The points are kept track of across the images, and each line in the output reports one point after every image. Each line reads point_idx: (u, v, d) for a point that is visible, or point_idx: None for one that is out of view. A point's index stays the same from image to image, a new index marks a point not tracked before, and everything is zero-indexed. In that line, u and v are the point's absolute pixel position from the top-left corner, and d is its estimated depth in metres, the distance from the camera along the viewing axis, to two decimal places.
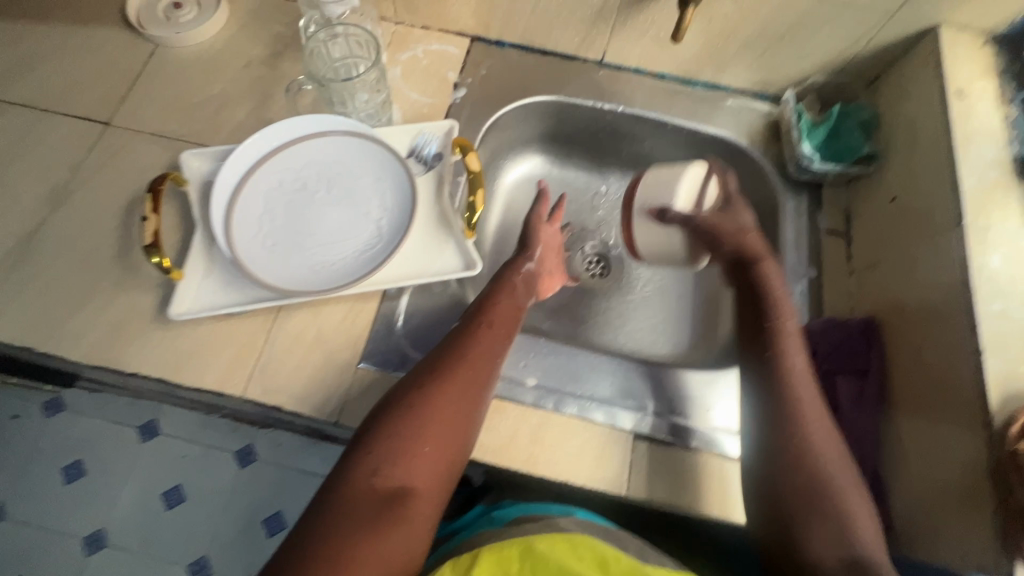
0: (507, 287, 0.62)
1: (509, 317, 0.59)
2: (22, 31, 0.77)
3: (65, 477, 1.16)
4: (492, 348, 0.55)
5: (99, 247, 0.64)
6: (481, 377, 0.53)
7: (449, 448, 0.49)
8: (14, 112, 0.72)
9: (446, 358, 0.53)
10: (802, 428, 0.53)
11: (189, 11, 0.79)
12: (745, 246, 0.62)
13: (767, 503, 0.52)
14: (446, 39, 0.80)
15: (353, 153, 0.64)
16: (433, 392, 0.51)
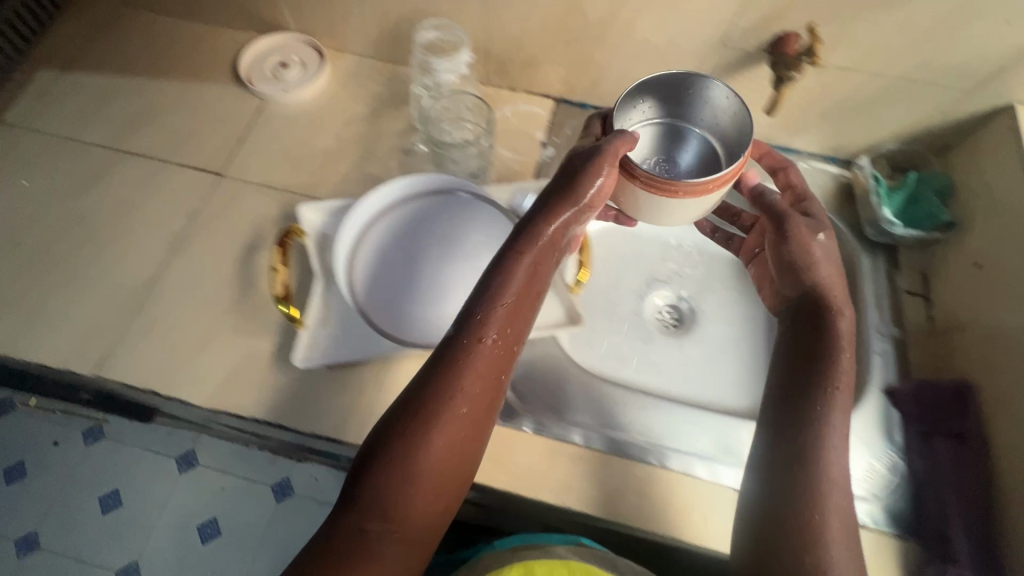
0: (520, 277, 0.51)
1: (517, 321, 0.51)
2: (140, 85, 0.83)
3: (103, 506, 1.16)
4: (488, 370, 0.48)
5: (218, 293, 0.68)
6: (480, 411, 0.48)
7: (431, 490, 0.45)
8: (133, 162, 0.76)
9: (440, 379, 0.47)
10: (822, 482, 0.48)
11: (295, 71, 0.84)
12: (807, 280, 0.58)
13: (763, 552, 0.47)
14: (532, 100, 0.85)
15: (458, 210, 0.67)
16: (425, 432, 0.46)
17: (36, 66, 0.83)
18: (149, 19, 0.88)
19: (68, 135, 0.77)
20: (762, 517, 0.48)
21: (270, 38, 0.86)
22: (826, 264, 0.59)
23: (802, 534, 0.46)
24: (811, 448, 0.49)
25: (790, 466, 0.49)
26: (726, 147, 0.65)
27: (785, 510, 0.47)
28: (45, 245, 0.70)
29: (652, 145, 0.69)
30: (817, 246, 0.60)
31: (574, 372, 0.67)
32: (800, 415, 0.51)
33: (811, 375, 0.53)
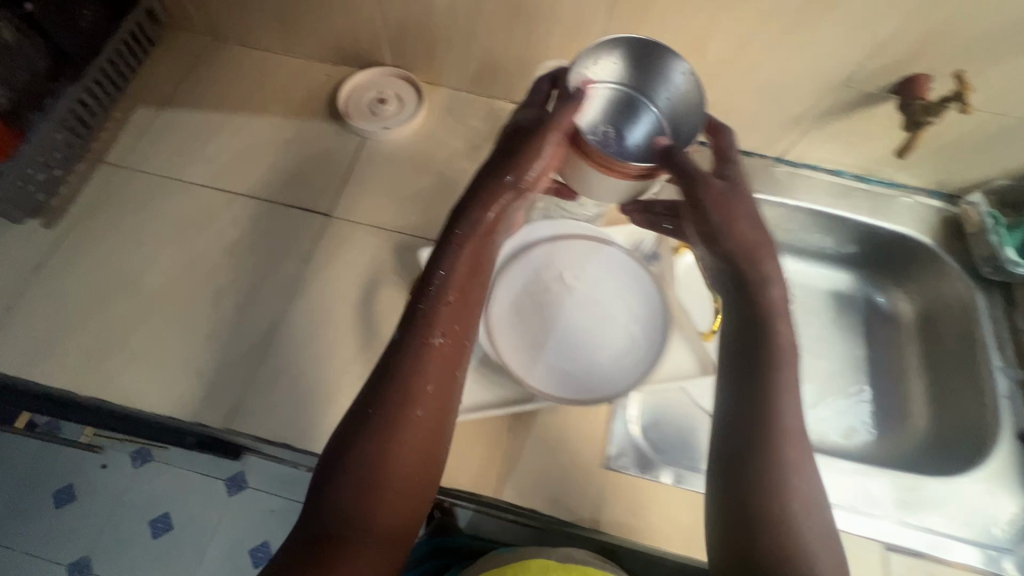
0: (464, 265, 0.48)
1: (466, 313, 0.48)
2: (239, 123, 0.82)
3: (152, 532, 1.21)
4: (438, 367, 0.45)
5: (342, 340, 0.67)
6: (435, 411, 0.44)
7: (387, 500, 0.41)
8: (240, 204, 0.76)
9: (391, 381, 0.44)
10: (774, 470, 0.41)
11: (393, 107, 0.83)
12: (735, 239, 0.48)
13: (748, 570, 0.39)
14: None
15: (588, 257, 0.66)
16: (382, 438, 0.42)
17: (134, 104, 0.82)
18: (241, 54, 0.87)
19: (174, 177, 0.77)
20: (726, 516, 0.41)
21: (366, 73, 0.85)
22: (753, 218, 0.49)
23: (776, 536, 0.39)
24: (772, 431, 0.42)
25: (745, 455, 0.42)
26: (675, 131, 0.56)
27: (753, 507, 0.40)
28: (163, 292, 0.69)
29: (604, 112, 0.59)
30: (743, 202, 0.50)
31: (700, 421, 0.67)
32: (744, 393, 0.44)
33: (750, 349, 0.45)
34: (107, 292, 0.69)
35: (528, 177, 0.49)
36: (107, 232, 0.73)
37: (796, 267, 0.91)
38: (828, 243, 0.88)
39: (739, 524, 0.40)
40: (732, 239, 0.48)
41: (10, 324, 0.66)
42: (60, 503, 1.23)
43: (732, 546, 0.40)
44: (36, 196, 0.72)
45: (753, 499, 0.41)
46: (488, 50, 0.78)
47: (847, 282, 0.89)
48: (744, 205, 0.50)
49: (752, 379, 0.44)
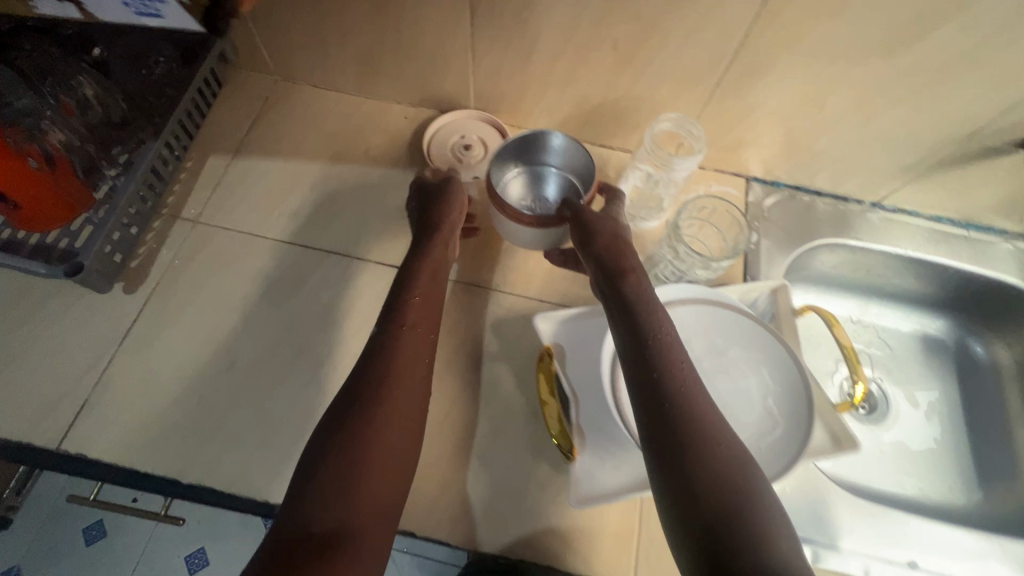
0: (426, 277, 0.61)
1: (429, 311, 0.59)
2: (320, 173, 0.78)
3: (190, 568, 1.16)
4: (415, 349, 0.55)
5: (454, 414, 0.64)
6: (410, 389, 0.52)
7: (383, 467, 0.47)
8: (330, 262, 0.71)
9: (377, 366, 0.52)
10: (695, 399, 0.48)
11: (478, 151, 0.79)
12: (620, 256, 0.60)
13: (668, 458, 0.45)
14: (723, 179, 0.82)
15: (714, 323, 0.63)
16: (365, 416, 0.48)
17: (207, 152, 0.78)
18: (314, 95, 0.83)
19: (257, 233, 0.73)
20: (657, 442, 0.46)
21: (456, 115, 0.81)
22: (624, 236, 0.63)
23: (705, 465, 0.44)
24: (677, 380, 0.49)
25: (660, 402, 0.48)
26: (578, 177, 0.76)
27: (676, 429, 0.46)
28: (259, 362, 0.65)
29: (524, 189, 0.78)
30: (618, 226, 0.64)
31: (829, 493, 0.64)
32: (640, 352, 0.51)
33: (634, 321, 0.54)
34: (199, 364, 0.64)
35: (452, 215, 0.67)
36: (194, 296, 0.68)
37: (886, 312, 0.88)
38: (923, 289, 0.86)
39: (671, 454, 0.45)
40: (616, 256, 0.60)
41: (101, 404, 0.62)
42: (90, 541, 1.18)
43: (673, 488, 0.44)
44: (116, 258, 0.67)
45: (677, 438, 0.46)
46: (587, 96, 0.74)
47: (941, 327, 0.88)
48: (614, 229, 0.63)
49: (647, 337, 0.52)
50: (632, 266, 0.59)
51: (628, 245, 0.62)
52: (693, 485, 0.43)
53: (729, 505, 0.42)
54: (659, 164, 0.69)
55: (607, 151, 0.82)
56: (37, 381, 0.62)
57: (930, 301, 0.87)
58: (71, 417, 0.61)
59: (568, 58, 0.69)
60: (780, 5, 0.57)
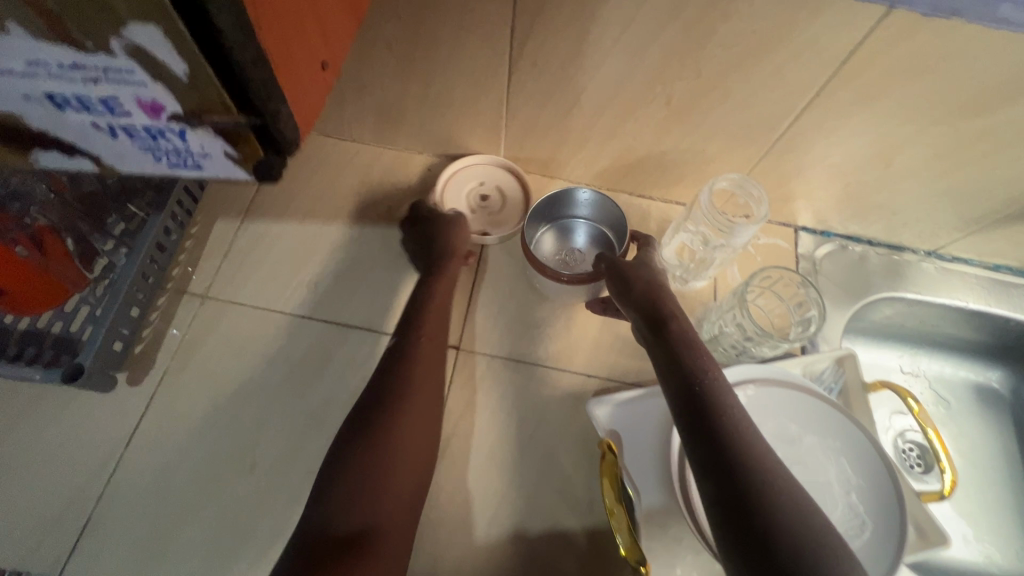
0: (441, 291, 0.59)
1: (444, 319, 0.58)
2: (339, 236, 0.71)
3: None
4: (433, 358, 0.53)
5: (503, 513, 0.58)
6: (433, 394, 0.52)
7: (405, 474, 0.46)
8: (356, 339, 0.65)
9: (399, 376, 0.51)
10: (742, 422, 0.43)
11: (496, 199, 0.74)
12: (653, 286, 0.55)
13: (716, 482, 0.40)
14: (772, 231, 0.77)
15: (788, 406, 0.58)
16: (392, 417, 0.47)
17: (214, 215, 0.71)
18: (328, 146, 0.76)
19: (274, 308, 0.66)
20: (703, 464, 0.41)
21: (482, 159, 0.74)
22: (659, 273, 0.58)
23: (759, 488, 0.39)
24: (727, 400, 0.44)
25: (710, 425, 0.42)
26: (609, 233, 0.71)
27: (724, 451, 0.41)
28: (281, 461, 0.58)
29: (555, 248, 0.73)
30: (653, 263, 0.59)
31: None
32: (689, 386, 0.45)
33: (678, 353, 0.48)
34: (214, 464, 0.58)
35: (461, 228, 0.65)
36: (206, 385, 0.61)
37: (942, 362, 0.83)
38: (981, 339, 0.81)
39: (720, 479, 0.40)
40: (650, 286, 0.55)
41: (105, 520, 0.55)
42: None
43: (742, 544, 0.37)
44: (115, 347, 0.59)
45: (742, 484, 0.39)
46: (631, 149, 0.69)
47: (997, 377, 0.83)
48: (650, 269, 0.58)
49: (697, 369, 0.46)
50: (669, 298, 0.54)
51: (664, 282, 0.57)
52: (754, 515, 0.38)
53: (784, 535, 0.37)
54: (720, 229, 0.64)
55: (647, 203, 0.77)
56: (34, 495, 0.56)
57: (987, 350, 0.83)
58: (72, 538, 0.54)
59: (614, 113, 0.63)
60: (857, 67, 0.51)
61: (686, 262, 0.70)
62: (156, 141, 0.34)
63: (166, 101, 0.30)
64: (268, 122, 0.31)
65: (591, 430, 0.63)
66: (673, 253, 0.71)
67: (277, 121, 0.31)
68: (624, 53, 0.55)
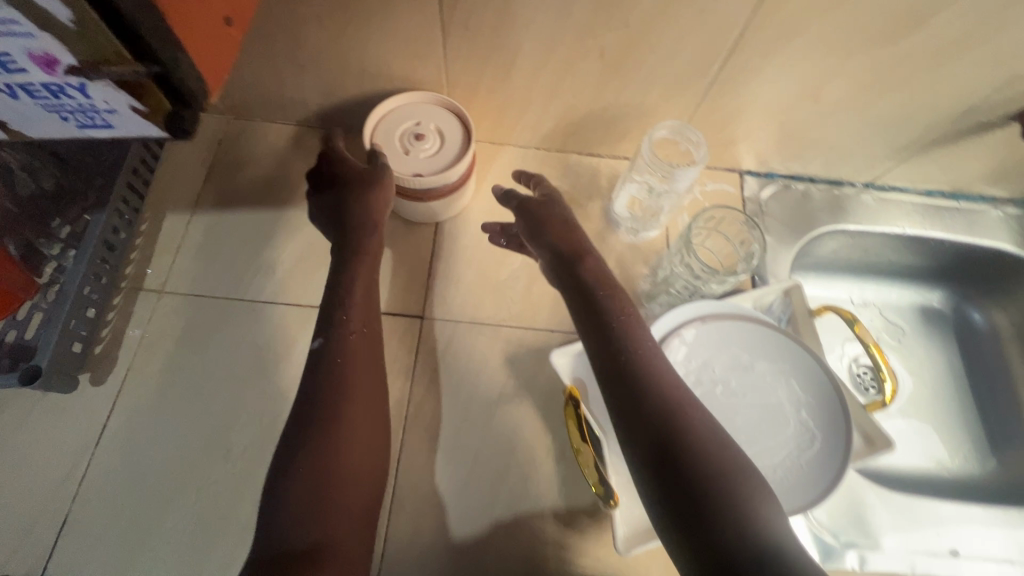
0: (365, 276, 0.56)
1: (372, 311, 0.55)
2: (292, 219, 0.71)
3: None
4: (366, 354, 0.52)
5: (478, 468, 0.60)
6: (372, 399, 0.50)
7: (354, 481, 0.46)
8: None
9: (332, 383, 0.49)
10: (657, 367, 0.44)
11: (433, 141, 0.66)
12: (571, 233, 0.52)
13: (640, 434, 0.40)
14: (718, 177, 0.79)
15: (740, 339, 0.61)
16: (334, 420, 0.47)
17: (163, 210, 0.70)
18: (275, 132, 0.76)
19: (236, 296, 0.66)
20: (627, 418, 0.41)
21: (428, 95, 0.68)
22: (562, 212, 0.55)
23: (678, 428, 0.40)
24: (638, 345, 0.44)
25: (630, 374, 0.43)
26: None
27: (643, 398, 0.41)
28: (255, 443, 0.59)
29: None
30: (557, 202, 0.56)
31: (866, 495, 0.63)
32: (604, 337, 0.45)
33: (599, 311, 0.46)
34: (188, 451, 0.58)
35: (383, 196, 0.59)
36: (175, 377, 0.61)
37: (887, 288, 0.88)
38: (922, 263, 0.86)
39: (645, 427, 0.40)
40: (568, 234, 0.52)
41: (86, 515, 0.55)
42: None
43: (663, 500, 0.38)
44: (74, 347, 0.59)
45: (663, 430, 0.40)
46: (573, 106, 0.70)
47: (938, 297, 0.88)
48: (560, 209, 0.55)
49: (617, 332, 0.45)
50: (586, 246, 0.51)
51: (575, 222, 0.54)
52: (678, 456, 0.39)
53: (706, 468, 0.38)
54: (663, 176, 0.65)
55: (596, 160, 0.78)
56: (9, 501, 0.56)
57: (929, 274, 0.87)
58: (51, 539, 0.54)
59: (551, 72, 0.64)
60: (773, 5, 0.54)
61: (636, 215, 0.73)
62: (59, 98, 0.35)
63: (60, 53, 0.30)
64: (168, 70, 0.32)
65: (558, 381, 0.65)
66: (625, 206, 0.74)
67: (177, 67, 0.32)
68: (552, 8, 0.56)
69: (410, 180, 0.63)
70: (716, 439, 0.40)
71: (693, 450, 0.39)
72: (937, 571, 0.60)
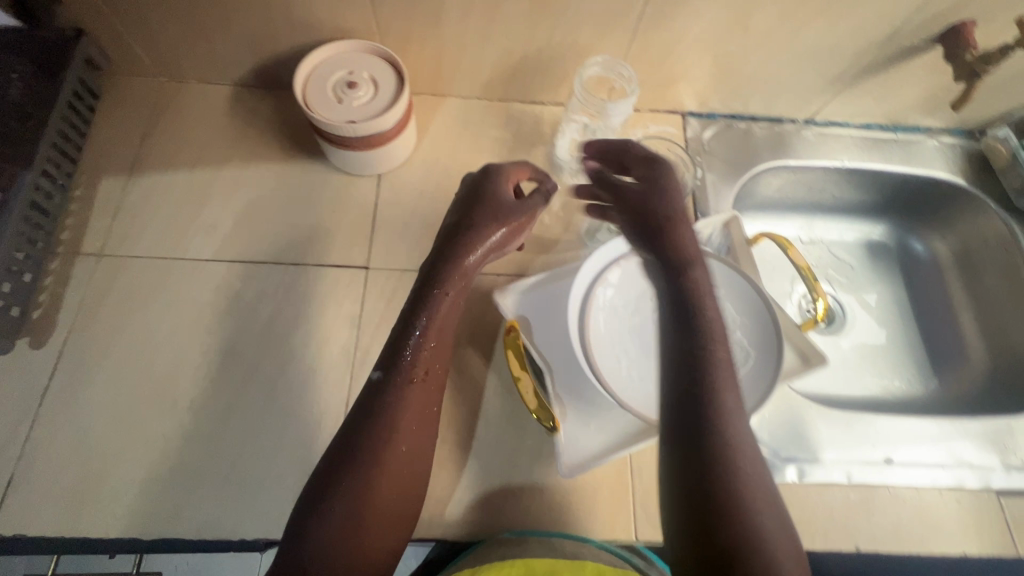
0: (439, 323, 0.52)
1: (440, 358, 0.52)
2: (233, 178, 0.70)
3: None
4: (423, 405, 0.50)
5: None
6: (417, 444, 0.49)
7: (383, 522, 0.45)
8: (265, 273, 0.66)
9: (379, 425, 0.47)
10: (730, 415, 0.38)
11: (366, 88, 0.65)
12: (682, 244, 0.46)
13: (687, 479, 0.37)
14: (660, 119, 0.80)
15: None
16: (372, 461, 0.46)
17: (97, 175, 0.69)
18: (211, 93, 0.75)
19: (176, 256, 0.66)
20: (678, 455, 0.38)
21: (359, 43, 0.67)
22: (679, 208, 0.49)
23: (726, 492, 0.36)
24: (716, 383, 0.39)
25: (694, 412, 0.38)
26: None
27: (703, 444, 0.37)
28: (203, 396, 0.59)
29: None
30: (670, 194, 0.50)
31: (805, 412, 0.66)
32: (681, 360, 0.40)
33: (686, 329, 0.42)
34: (135, 406, 0.59)
35: (480, 236, 0.55)
36: (118, 337, 0.61)
37: (833, 224, 0.90)
38: (865, 198, 0.87)
39: (693, 472, 0.37)
40: (677, 244, 0.46)
41: (32, 474, 0.55)
42: None
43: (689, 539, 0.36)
44: (11, 312, 0.59)
45: (711, 485, 0.36)
46: (508, 50, 0.70)
47: (881, 231, 0.90)
48: (673, 212, 0.48)
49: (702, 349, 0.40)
50: (693, 257, 0.46)
51: (688, 229, 0.48)
52: (716, 520, 0.35)
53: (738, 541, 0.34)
54: (596, 112, 0.66)
55: (538, 107, 0.78)
56: None
57: (873, 208, 0.89)
58: None
59: (479, 12, 0.64)
60: None
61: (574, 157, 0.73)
62: None
63: None
64: None
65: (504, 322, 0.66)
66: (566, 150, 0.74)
67: None
68: None
69: (344, 127, 0.63)
70: (760, 523, 0.35)
71: (733, 524, 0.35)
72: (871, 479, 0.62)
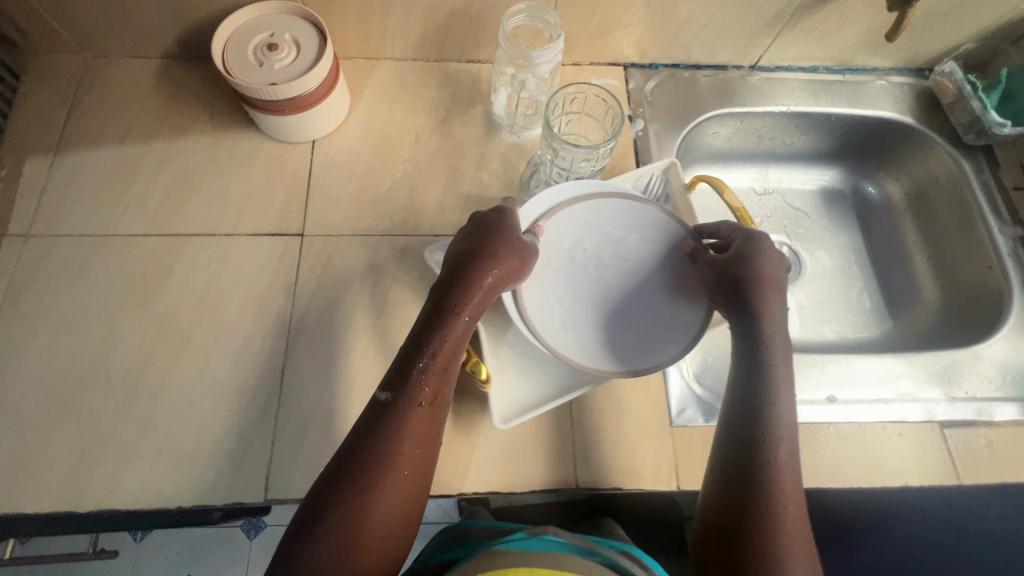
0: (448, 353, 0.49)
1: (445, 384, 0.49)
2: (162, 153, 0.69)
3: None
4: (426, 431, 0.47)
5: (366, 372, 0.61)
6: (419, 468, 0.47)
7: (381, 544, 0.44)
8: (196, 245, 0.65)
9: (374, 444, 0.46)
10: (780, 436, 0.48)
11: (287, 50, 0.63)
12: (763, 307, 0.53)
13: (731, 475, 0.47)
14: (601, 72, 0.78)
15: (609, 218, 0.62)
16: (364, 480, 0.44)
17: (22, 155, 0.68)
18: (138, 67, 0.73)
19: (106, 232, 0.64)
20: (730, 454, 0.48)
21: (279, 5, 0.65)
22: (773, 269, 0.55)
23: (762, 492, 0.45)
24: (773, 411, 0.49)
25: (750, 427, 0.48)
26: None
27: (750, 453, 0.47)
28: (136, 369, 0.59)
29: None
30: (764, 256, 0.55)
31: None
32: (748, 385, 0.50)
33: (756, 360, 0.51)
34: (68, 384, 0.58)
35: (495, 264, 0.53)
36: (49, 315, 0.61)
37: (786, 172, 0.89)
38: (817, 143, 0.86)
39: (739, 470, 0.47)
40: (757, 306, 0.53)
41: None
42: None
43: (715, 510, 0.46)
44: None
45: (750, 482, 0.46)
46: (434, 5, 0.68)
47: (835, 177, 0.89)
48: (758, 272, 0.54)
49: (767, 390, 0.49)
50: (770, 308, 0.53)
51: (775, 289, 0.54)
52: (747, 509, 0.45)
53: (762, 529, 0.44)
54: (523, 62, 0.65)
55: (475, 66, 0.77)
56: None
57: (825, 154, 0.88)
58: None
59: None
60: None
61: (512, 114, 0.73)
62: None
63: None
64: None
65: None
66: (503, 107, 0.73)
67: None
68: None
69: (265, 90, 0.61)
70: (785, 521, 0.44)
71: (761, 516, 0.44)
72: (814, 417, 0.63)
